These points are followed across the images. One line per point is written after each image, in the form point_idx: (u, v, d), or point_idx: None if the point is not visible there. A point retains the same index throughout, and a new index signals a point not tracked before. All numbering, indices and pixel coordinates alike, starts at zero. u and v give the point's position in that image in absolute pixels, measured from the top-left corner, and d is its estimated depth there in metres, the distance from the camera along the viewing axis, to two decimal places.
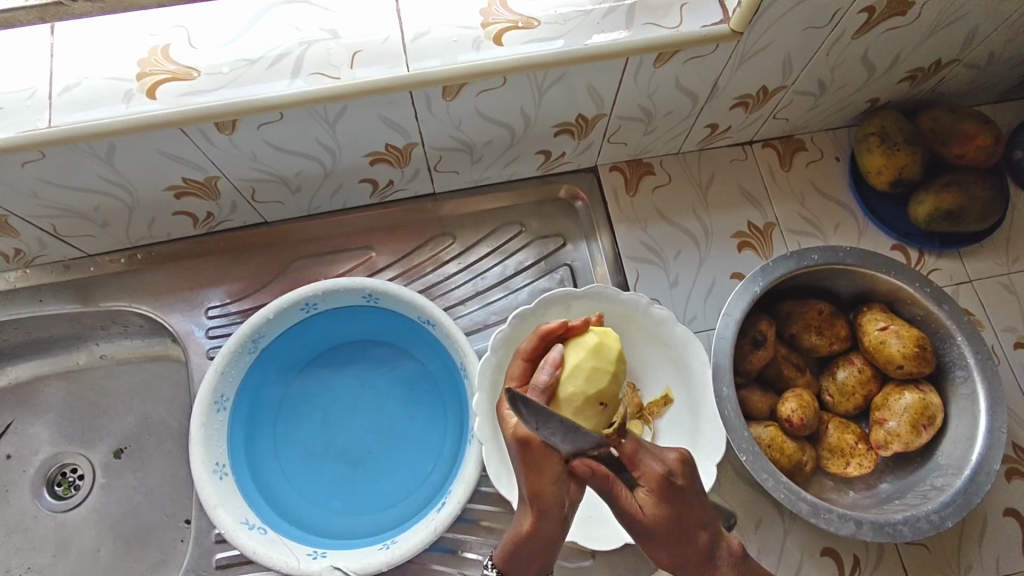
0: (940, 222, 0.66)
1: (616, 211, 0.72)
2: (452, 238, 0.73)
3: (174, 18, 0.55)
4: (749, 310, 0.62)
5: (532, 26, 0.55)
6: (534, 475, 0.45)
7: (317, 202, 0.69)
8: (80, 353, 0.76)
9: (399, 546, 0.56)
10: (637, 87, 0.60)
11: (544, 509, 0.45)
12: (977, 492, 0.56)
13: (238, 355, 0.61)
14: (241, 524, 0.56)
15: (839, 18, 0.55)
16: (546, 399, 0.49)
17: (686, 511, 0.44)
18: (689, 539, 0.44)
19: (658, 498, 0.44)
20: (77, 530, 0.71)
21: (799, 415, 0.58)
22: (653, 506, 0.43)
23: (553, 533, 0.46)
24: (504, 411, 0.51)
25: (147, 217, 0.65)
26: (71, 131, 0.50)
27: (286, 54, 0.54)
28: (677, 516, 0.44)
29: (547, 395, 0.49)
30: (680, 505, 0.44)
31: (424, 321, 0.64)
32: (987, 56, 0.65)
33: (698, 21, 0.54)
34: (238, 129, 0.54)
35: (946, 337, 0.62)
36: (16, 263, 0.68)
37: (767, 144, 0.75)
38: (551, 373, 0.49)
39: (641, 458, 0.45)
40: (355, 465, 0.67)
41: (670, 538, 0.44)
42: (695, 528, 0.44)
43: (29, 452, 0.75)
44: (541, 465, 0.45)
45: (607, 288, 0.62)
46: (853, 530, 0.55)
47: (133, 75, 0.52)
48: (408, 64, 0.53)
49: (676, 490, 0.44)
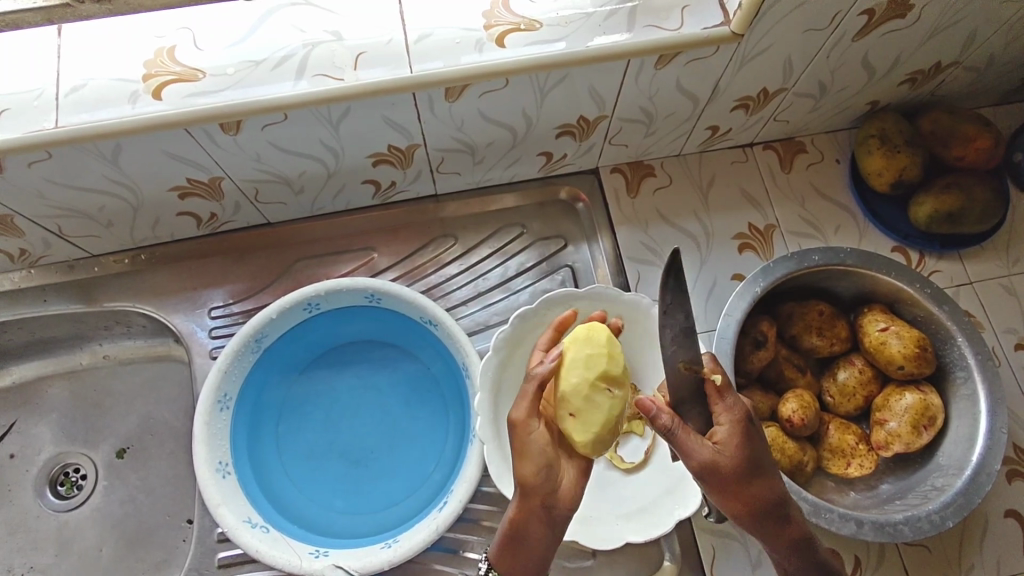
0: (940, 223, 0.66)
1: (618, 213, 0.72)
2: (453, 239, 0.74)
3: (179, 20, 0.55)
4: (750, 311, 0.62)
5: (534, 28, 0.56)
6: (522, 460, 0.49)
7: (320, 203, 0.70)
8: (83, 353, 0.77)
9: (401, 544, 0.56)
10: (638, 89, 0.61)
11: (525, 494, 0.49)
12: (978, 492, 0.56)
13: (242, 354, 0.61)
14: (244, 523, 0.56)
15: (839, 21, 0.56)
16: (540, 386, 0.50)
17: (762, 455, 0.47)
18: (762, 484, 0.47)
19: (741, 436, 0.47)
20: (80, 530, 0.72)
21: (800, 415, 0.59)
22: (732, 445, 0.46)
23: (535, 527, 0.48)
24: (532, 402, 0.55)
25: (152, 217, 0.65)
26: (78, 132, 0.51)
27: (291, 55, 0.54)
28: (753, 458, 0.46)
29: (540, 384, 0.50)
30: (757, 447, 0.47)
31: (426, 321, 0.65)
32: (987, 59, 0.66)
33: (699, 23, 0.55)
34: (242, 129, 0.55)
35: (946, 338, 0.62)
36: (20, 263, 0.68)
37: (767, 147, 0.75)
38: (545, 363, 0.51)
39: (724, 400, 0.48)
40: (357, 464, 0.67)
41: (746, 481, 0.46)
42: (766, 472, 0.47)
43: (32, 451, 0.75)
44: (527, 451, 0.49)
45: (608, 288, 0.62)
46: (854, 529, 0.55)
47: (139, 76, 0.53)
48: (411, 66, 0.54)
49: (753, 432, 0.47)
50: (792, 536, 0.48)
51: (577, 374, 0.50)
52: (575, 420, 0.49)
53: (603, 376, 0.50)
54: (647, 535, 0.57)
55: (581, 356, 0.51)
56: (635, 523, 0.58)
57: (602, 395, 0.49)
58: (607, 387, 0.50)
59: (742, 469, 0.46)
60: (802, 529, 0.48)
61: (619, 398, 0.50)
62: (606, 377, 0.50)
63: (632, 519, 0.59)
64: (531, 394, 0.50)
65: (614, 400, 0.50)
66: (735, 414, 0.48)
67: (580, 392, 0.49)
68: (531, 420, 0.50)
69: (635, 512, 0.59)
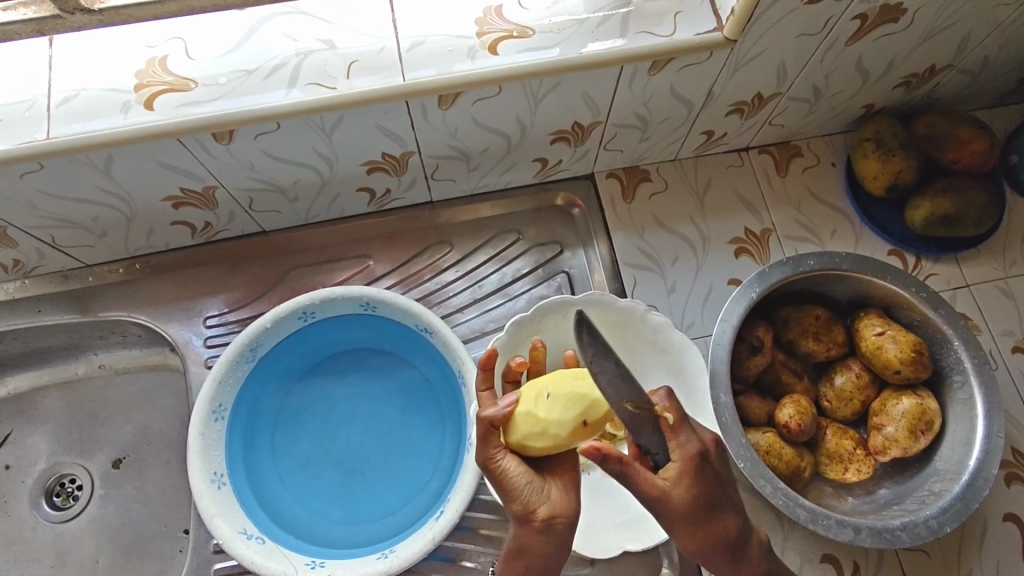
0: (936, 227, 0.66)
1: (613, 219, 0.72)
2: (449, 246, 0.74)
3: (171, 29, 0.55)
4: (746, 317, 0.62)
5: (527, 35, 0.55)
6: (510, 496, 0.47)
7: (315, 211, 0.70)
8: (79, 362, 0.77)
9: (398, 555, 0.56)
10: (632, 95, 0.60)
11: (520, 520, 0.47)
12: (975, 498, 0.56)
13: (237, 364, 0.61)
14: (239, 534, 0.56)
15: (831, 25, 0.56)
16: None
17: (716, 492, 0.46)
18: (716, 520, 0.46)
19: (695, 476, 0.45)
20: (76, 540, 0.71)
21: (797, 421, 0.58)
22: (685, 486, 0.44)
23: (538, 545, 0.46)
24: None
25: (146, 226, 0.65)
26: (69, 143, 0.50)
27: (284, 64, 0.54)
28: (707, 497, 0.45)
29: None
30: (711, 486, 0.45)
31: (421, 329, 0.64)
32: (981, 61, 0.66)
33: (692, 29, 0.55)
34: (235, 138, 0.55)
35: (943, 342, 0.62)
36: (15, 273, 0.68)
37: (763, 151, 0.75)
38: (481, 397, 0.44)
39: (681, 434, 0.46)
40: (352, 473, 0.67)
41: (700, 518, 0.45)
42: (722, 511, 0.46)
43: (28, 462, 0.75)
44: (507, 482, 0.47)
45: (604, 294, 0.62)
46: (852, 536, 0.55)
47: (132, 87, 0.53)
48: (403, 74, 0.54)
49: (707, 469, 0.46)
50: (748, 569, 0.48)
51: (543, 435, 0.46)
52: (590, 414, 0.46)
53: (536, 403, 0.46)
54: (645, 545, 0.57)
55: (524, 431, 0.46)
56: (634, 530, 0.58)
57: (552, 397, 0.46)
58: (541, 392, 0.47)
59: (695, 511, 0.44)
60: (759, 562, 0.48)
61: (554, 378, 0.48)
62: (534, 400, 0.46)
63: (629, 527, 0.59)
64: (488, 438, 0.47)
65: (557, 381, 0.47)
66: (688, 449, 0.45)
67: (558, 417, 0.46)
68: (501, 455, 0.47)
69: (632, 520, 0.59)
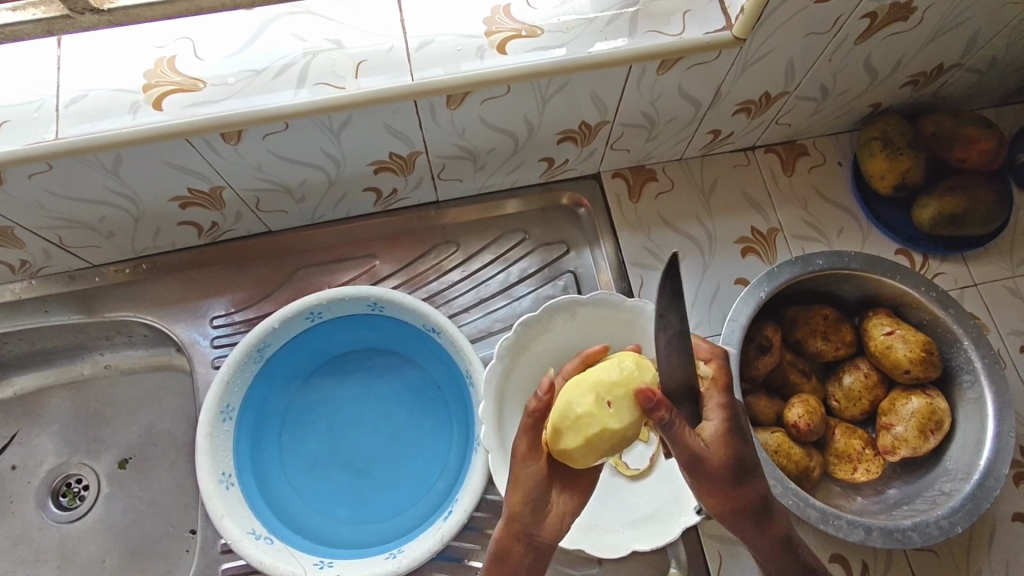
0: (945, 226, 0.66)
1: (620, 219, 0.72)
2: (455, 246, 0.73)
3: (178, 30, 0.55)
4: (755, 316, 0.62)
5: (536, 34, 0.55)
6: (514, 489, 0.49)
7: (321, 211, 0.69)
8: (85, 362, 0.76)
9: (406, 555, 0.55)
10: (640, 94, 0.60)
11: (513, 522, 0.48)
12: (986, 497, 0.56)
13: (245, 364, 0.61)
14: (249, 534, 0.56)
15: (841, 24, 0.56)
16: (531, 421, 0.48)
17: (748, 456, 0.45)
18: (745, 486, 0.45)
19: (729, 435, 0.44)
20: (82, 541, 0.71)
21: (806, 421, 0.58)
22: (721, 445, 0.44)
23: (519, 551, 0.48)
24: None
25: (153, 226, 0.65)
26: (80, 143, 0.50)
27: (292, 64, 0.54)
28: (740, 458, 0.44)
29: (532, 418, 0.47)
30: (742, 447, 0.45)
31: (429, 329, 0.64)
32: (989, 60, 0.66)
33: (701, 28, 0.55)
34: (243, 139, 0.55)
35: (952, 341, 0.62)
36: (22, 274, 0.68)
37: (769, 150, 0.75)
38: (545, 399, 0.46)
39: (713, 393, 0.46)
40: (360, 473, 0.67)
41: (729, 483, 0.44)
42: (752, 476, 0.45)
43: (34, 462, 0.75)
44: (520, 485, 0.49)
45: (612, 293, 0.62)
46: (862, 536, 0.55)
47: (140, 87, 0.53)
48: (412, 73, 0.53)
49: (740, 431, 0.45)
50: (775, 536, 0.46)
51: (625, 439, 0.47)
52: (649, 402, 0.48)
53: (604, 416, 0.46)
54: (654, 544, 0.57)
55: (605, 447, 0.47)
56: (640, 531, 0.58)
57: (614, 403, 0.47)
58: (595, 399, 0.47)
59: (729, 471, 0.44)
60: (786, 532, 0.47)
61: (602, 383, 0.48)
62: (597, 413, 0.46)
63: (638, 527, 0.59)
64: (527, 430, 0.48)
65: (602, 381, 0.48)
66: (724, 408, 0.45)
67: (626, 415, 0.47)
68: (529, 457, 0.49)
69: (640, 520, 0.59)
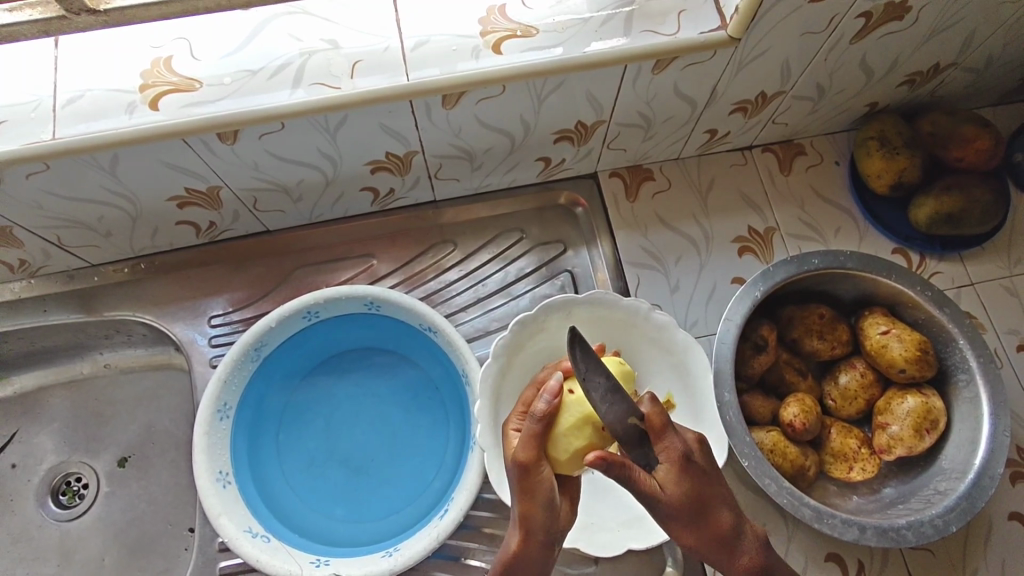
0: (941, 225, 0.66)
1: (617, 218, 0.72)
2: (453, 245, 0.74)
3: (175, 31, 0.55)
4: (751, 315, 0.62)
5: (531, 34, 0.55)
6: (526, 498, 0.47)
7: (319, 210, 0.70)
8: (84, 362, 0.77)
9: (402, 553, 0.56)
10: (636, 94, 0.60)
11: (529, 529, 0.47)
12: (981, 497, 0.56)
13: (242, 363, 0.61)
14: (245, 533, 0.56)
15: (836, 23, 0.56)
16: (545, 425, 0.47)
17: (705, 490, 0.44)
18: (708, 519, 0.44)
19: (682, 476, 0.43)
20: (81, 539, 0.72)
21: (801, 420, 0.58)
22: (676, 486, 0.42)
23: (536, 559, 0.47)
24: (510, 433, 0.53)
25: (151, 226, 0.66)
26: (77, 143, 0.51)
27: (288, 64, 0.54)
28: (696, 495, 0.43)
29: (546, 421, 0.47)
30: (699, 486, 0.43)
31: (425, 329, 0.64)
32: (986, 60, 0.66)
33: (696, 28, 0.55)
34: (239, 138, 0.55)
35: (948, 340, 0.62)
36: (21, 273, 0.68)
37: (766, 149, 0.75)
38: (552, 402, 0.48)
39: (665, 437, 0.43)
40: (357, 472, 0.67)
41: (690, 519, 0.43)
42: (713, 509, 0.44)
43: (34, 461, 0.75)
44: (533, 490, 0.47)
45: (607, 293, 0.61)
46: (857, 535, 0.55)
47: (137, 87, 0.53)
48: (407, 73, 0.54)
49: (695, 467, 0.43)
50: (747, 565, 0.45)
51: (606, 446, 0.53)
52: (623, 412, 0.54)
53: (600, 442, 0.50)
54: (648, 543, 0.57)
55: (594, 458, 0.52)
56: (635, 530, 0.58)
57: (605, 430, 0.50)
58: (593, 427, 0.50)
59: (686, 510, 0.43)
60: (759, 561, 0.46)
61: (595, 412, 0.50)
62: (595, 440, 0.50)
63: (632, 527, 0.58)
64: (535, 435, 0.47)
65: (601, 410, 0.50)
66: (677, 452, 0.43)
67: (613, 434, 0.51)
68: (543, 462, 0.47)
69: (634, 519, 0.59)
